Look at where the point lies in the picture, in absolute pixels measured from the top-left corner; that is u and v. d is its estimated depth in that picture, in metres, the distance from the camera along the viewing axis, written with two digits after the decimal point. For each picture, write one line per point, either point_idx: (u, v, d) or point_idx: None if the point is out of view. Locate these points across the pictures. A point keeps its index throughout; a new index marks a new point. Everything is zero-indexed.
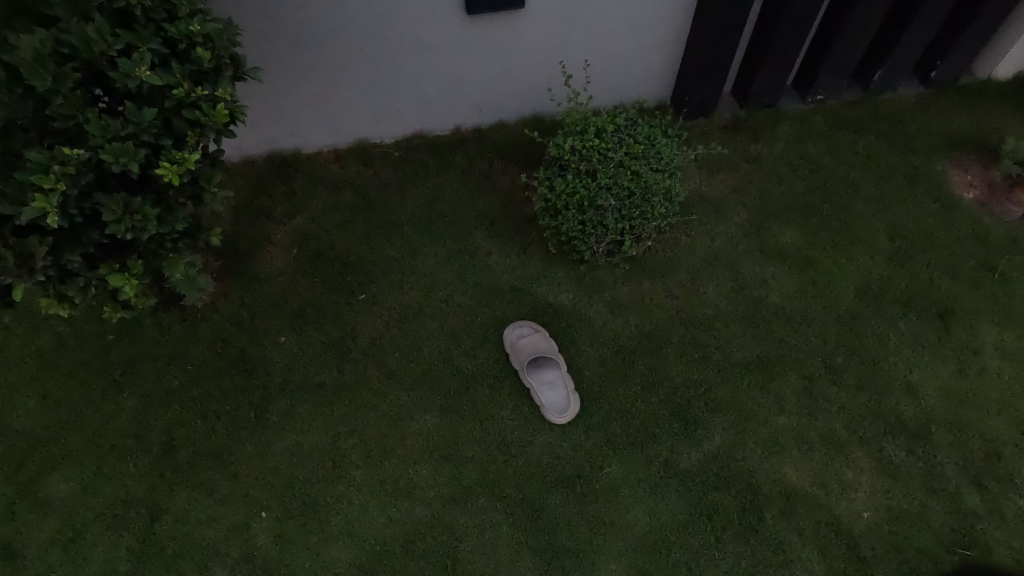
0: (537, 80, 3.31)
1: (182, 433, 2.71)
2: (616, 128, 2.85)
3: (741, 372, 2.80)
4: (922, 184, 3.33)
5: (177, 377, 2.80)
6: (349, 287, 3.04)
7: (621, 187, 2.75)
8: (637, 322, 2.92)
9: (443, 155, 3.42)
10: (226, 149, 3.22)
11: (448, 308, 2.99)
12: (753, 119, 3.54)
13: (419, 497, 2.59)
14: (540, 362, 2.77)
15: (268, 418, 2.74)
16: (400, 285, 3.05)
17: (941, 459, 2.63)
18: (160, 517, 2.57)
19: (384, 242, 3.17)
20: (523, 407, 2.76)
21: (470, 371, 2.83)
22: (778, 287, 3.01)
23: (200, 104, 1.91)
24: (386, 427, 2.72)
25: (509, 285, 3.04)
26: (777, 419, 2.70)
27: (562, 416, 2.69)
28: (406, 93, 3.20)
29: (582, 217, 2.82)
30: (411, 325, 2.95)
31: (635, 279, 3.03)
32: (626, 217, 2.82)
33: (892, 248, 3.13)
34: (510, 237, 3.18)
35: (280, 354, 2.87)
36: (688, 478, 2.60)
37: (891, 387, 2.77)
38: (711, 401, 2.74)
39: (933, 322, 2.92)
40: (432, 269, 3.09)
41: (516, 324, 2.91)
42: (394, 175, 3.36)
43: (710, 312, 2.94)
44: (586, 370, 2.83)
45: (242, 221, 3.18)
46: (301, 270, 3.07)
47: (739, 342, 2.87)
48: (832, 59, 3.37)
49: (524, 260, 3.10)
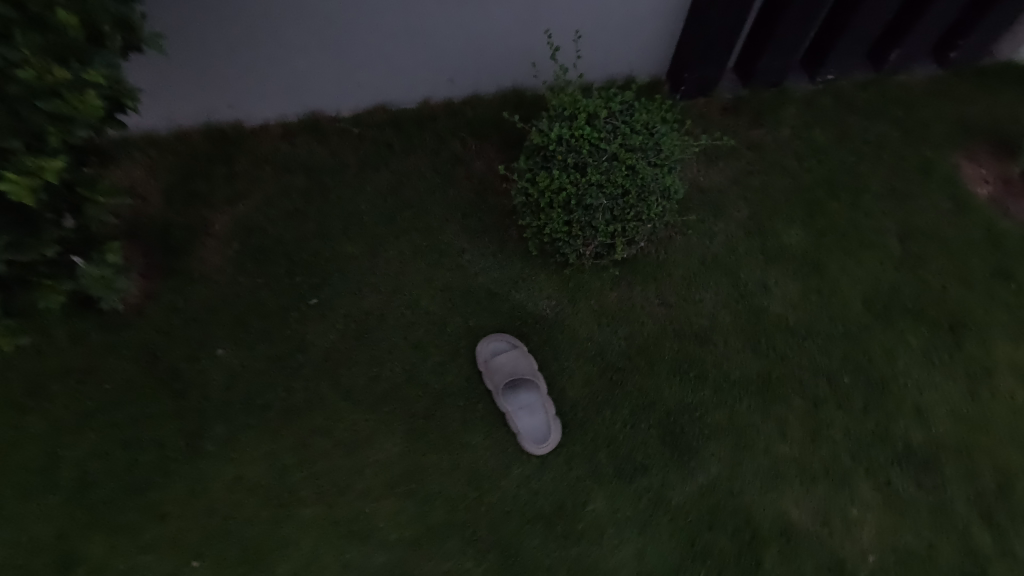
0: (521, 51, 2.88)
1: (99, 467, 2.32)
2: (610, 114, 2.46)
3: (740, 393, 2.53)
4: (934, 179, 3.07)
5: (93, 399, 2.40)
6: (302, 287, 2.71)
7: (614, 184, 2.37)
8: (626, 334, 2.63)
9: (410, 135, 3.06)
10: (156, 119, 2.83)
11: (413, 315, 2.66)
12: (757, 100, 3.23)
13: (379, 540, 2.29)
14: (518, 383, 2.45)
15: (203, 447, 2.37)
16: (359, 287, 2.72)
17: (952, 493, 2.40)
18: (72, 568, 2.20)
19: (342, 237, 2.84)
20: (497, 434, 2.45)
21: (439, 390, 2.51)
22: (780, 295, 2.74)
23: (61, 91, 1.46)
24: (342, 456, 2.39)
25: (484, 289, 2.72)
26: (778, 447, 2.44)
27: (540, 446, 2.39)
28: (366, 61, 2.79)
29: (568, 218, 2.44)
30: (370, 335, 2.61)
31: (624, 285, 2.72)
32: (618, 218, 2.46)
33: (903, 251, 2.87)
34: (485, 232, 2.85)
35: (219, 369, 2.50)
36: (681, 515, 2.34)
37: (901, 410, 2.52)
38: (707, 427, 2.47)
39: (944, 335, 2.68)
40: (396, 270, 2.76)
41: (492, 337, 2.60)
42: (355, 157, 3.02)
43: (707, 323, 2.66)
44: (569, 391, 2.53)
45: (174, 209, 2.85)
46: (244, 266, 2.74)
47: (738, 357, 2.60)
48: (846, 36, 3.04)
49: (502, 260, 2.78)
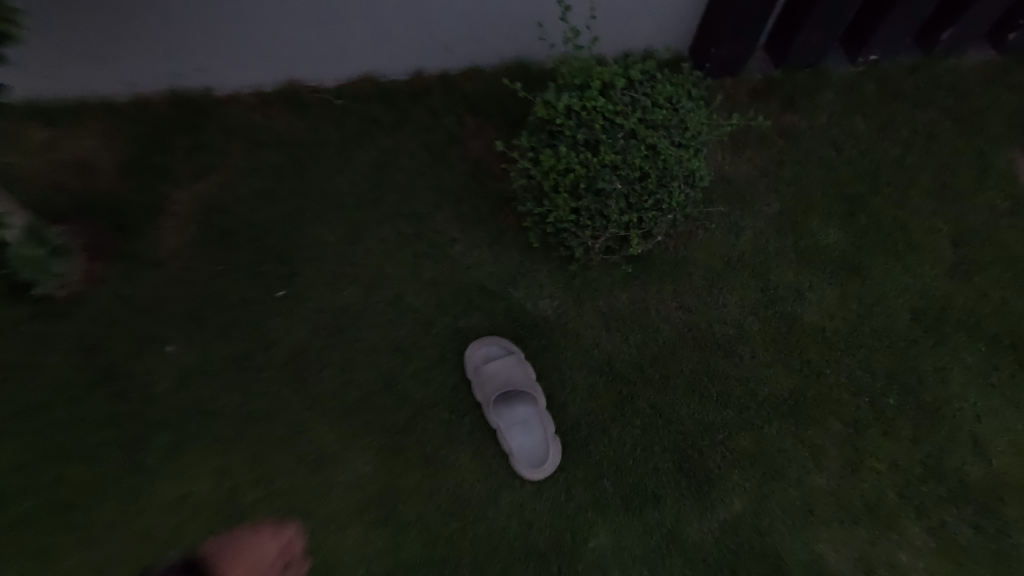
0: (529, 14, 2.48)
1: (21, 479, 2.09)
2: (629, 85, 2.09)
3: (767, 414, 2.21)
4: (991, 176, 2.72)
5: (19, 401, 2.15)
6: (268, 278, 2.37)
7: (631, 166, 2.02)
8: (638, 342, 2.29)
9: (399, 109, 2.68)
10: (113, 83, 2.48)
11: (395, 314, 2.33)
12: (790, 83, 2.85)
13: (348, 571, 2.08)
14: (511, 397, 2.16)
15: (143, 461, 2.13)
16: (334, 280, 2.38)
17: (1014, 539, 2.12)
18: None
19: (317, 222, 2.49)
20: (485, 454, 2.18)
21: (421, 401, 2.22)
22: (815, 302, 2.39)
23: None
24: (311, 474, 2.14)
25: (476, 285, 2.38)
26: (814, 479, 2.15)
27: (537, 470, 2.12)
28: (352, 22, 2.39)
29: (575, 204, 2.08)
30: (345, 336, 2.29)
31: (637, 285, 2.37)
32: (634, 206, 2.09)
33: (956, 256, 2.52)
34: (480, 220, 2.50)
35: (167, 369, 2.21)
36: (698, 555, 2.10)
37: (955, 440, 2.20)
38: (731, 454, 2.17)
39: (1003, 354, 2.35)
40: (377, 261, 2.42)
41: (484, 339, 2.27)
42: (335, 132, 2.65)
43: (731, 332, 2.32)
44: (571, 406, 2.23)
45: (128, 183, 2.52)
46: (203, 251, 2.40)
47: (767, 373, 2.26)
48: (896, 15, 2.62)
49: (498, 252, 2.43)
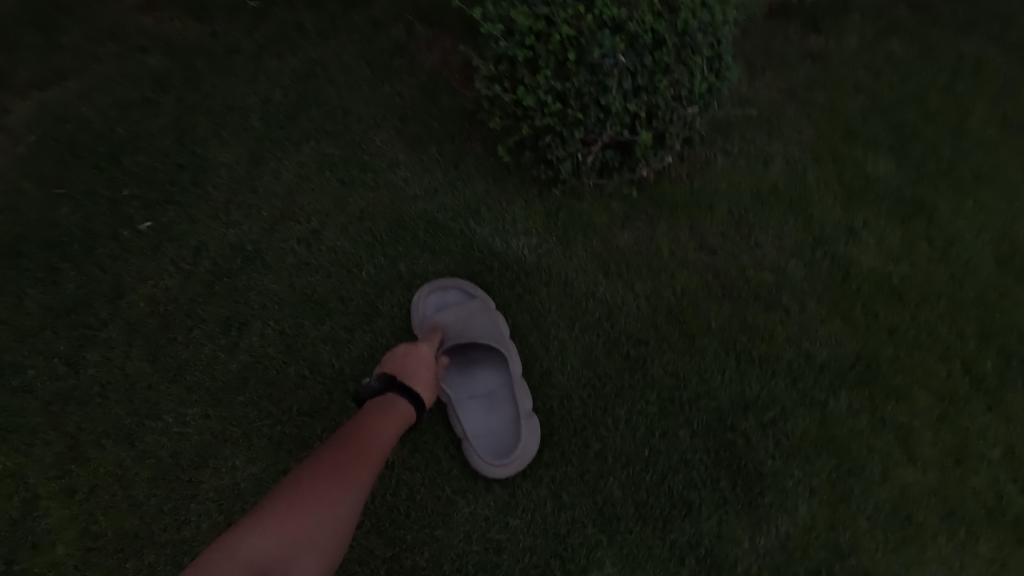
0: None
1: None
2: None
3: (831, 385, 1.61)
4: None
5: None
6: (128, 209, 1.70)
7: (640, 27, 1.44)
8: (648, 291, 1.68)
9: (329, 11, 1.98)
10: None
11: (311, 256, 1.67)
12: None
13: None
14: (471, 359, 1.56)
15: None
16: (225, 211, 1.71)
17: None
18: None
19: (200, 136, 1.80)
20: (435, 447, 1.52)
21: (338, 371, 1.58)
22: (876, 243, 1.81)
23: None
24: (174, 478, 1.48)
25: (425, 219, 1.73)
26: (904, 474, 1.55)
27: (500, 466, 1.45)
28: None
29: (561, 85, 1.49)
30: (239, 285, 1.63)
31: (642, 218, 1.76)
32: (641, 90, 1.52)
33: None
34: (428, 138, 1.83)
35: None
36: None
37: None
38: (787, 440, 1.56)
39: None
40: (287, 187, 1.75)
41: (436, 285, 1.63)
42: (245, 38, 1.94)
43: (771, 279, 1.72)
44: (557, 377, 1.59)
45: None
46: (35, 174, 1.71)
47: (825, 332, 1.66)
48: None
49: (457, 177, 1.78)
